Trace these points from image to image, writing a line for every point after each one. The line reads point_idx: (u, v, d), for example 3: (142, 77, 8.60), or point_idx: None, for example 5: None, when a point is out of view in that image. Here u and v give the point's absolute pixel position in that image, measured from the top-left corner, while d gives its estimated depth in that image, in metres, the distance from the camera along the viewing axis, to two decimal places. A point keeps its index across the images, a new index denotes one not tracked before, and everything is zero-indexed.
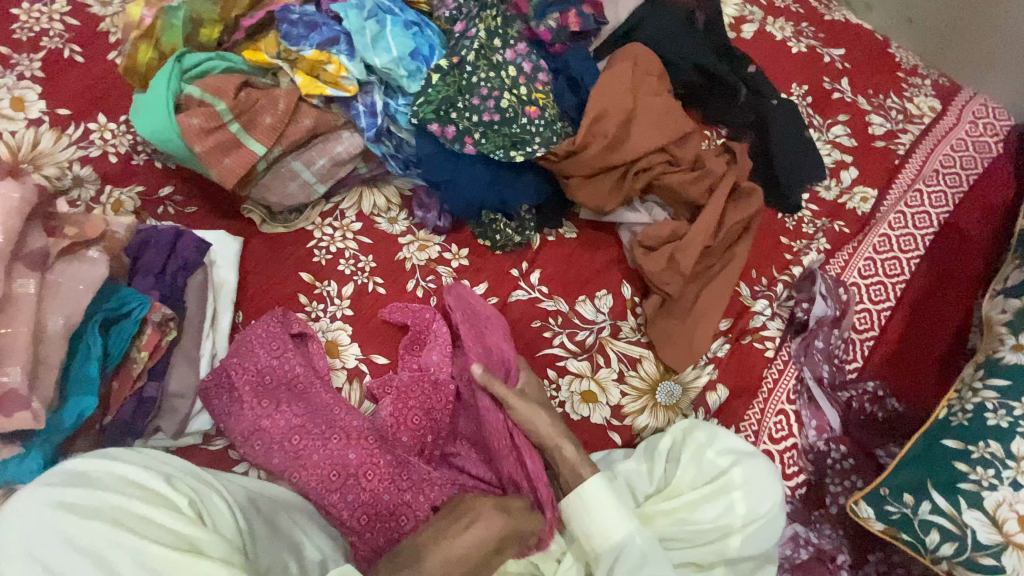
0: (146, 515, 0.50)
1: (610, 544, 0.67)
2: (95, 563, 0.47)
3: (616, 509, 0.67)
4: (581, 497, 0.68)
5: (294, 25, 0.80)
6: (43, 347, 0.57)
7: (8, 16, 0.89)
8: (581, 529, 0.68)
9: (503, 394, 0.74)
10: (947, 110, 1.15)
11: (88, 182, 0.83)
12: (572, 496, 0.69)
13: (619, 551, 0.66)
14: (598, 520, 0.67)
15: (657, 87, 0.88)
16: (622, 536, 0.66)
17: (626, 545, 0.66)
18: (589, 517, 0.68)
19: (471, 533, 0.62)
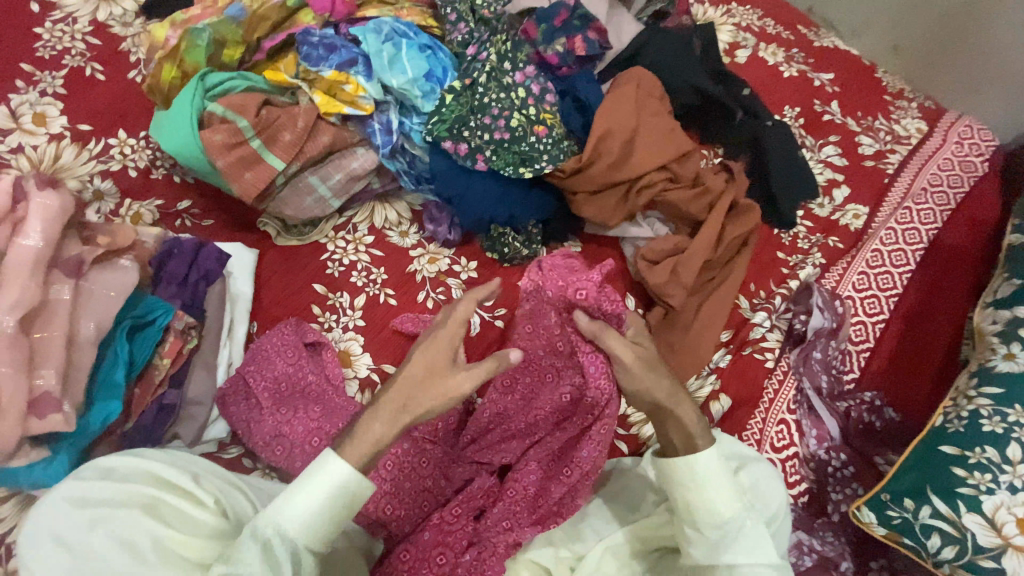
0: (177, 506, 0.56)
1: (716, 522, 0.57)
2: (123, 545, 0.51)
3: (727, 485, 0.58)
4: (692, 465, 0.58)
5: (314, 47, 0.84)
6: (77, 351, 0.61)
7: (31, 35, 0.92)
8: (684, 500, 0.59)
9: (615, 349, 0.64)
10: (933, 131, 1.21)
11: (107, 195, 0.85)
12: (685, 461, 0.58)
13: (729, 531, 0.57)
14: (711, 494, 0.57)
15: (658, 108, 0.92)
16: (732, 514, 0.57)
17: (734, 525, 0.57)
18: (695, 488, 0.58)
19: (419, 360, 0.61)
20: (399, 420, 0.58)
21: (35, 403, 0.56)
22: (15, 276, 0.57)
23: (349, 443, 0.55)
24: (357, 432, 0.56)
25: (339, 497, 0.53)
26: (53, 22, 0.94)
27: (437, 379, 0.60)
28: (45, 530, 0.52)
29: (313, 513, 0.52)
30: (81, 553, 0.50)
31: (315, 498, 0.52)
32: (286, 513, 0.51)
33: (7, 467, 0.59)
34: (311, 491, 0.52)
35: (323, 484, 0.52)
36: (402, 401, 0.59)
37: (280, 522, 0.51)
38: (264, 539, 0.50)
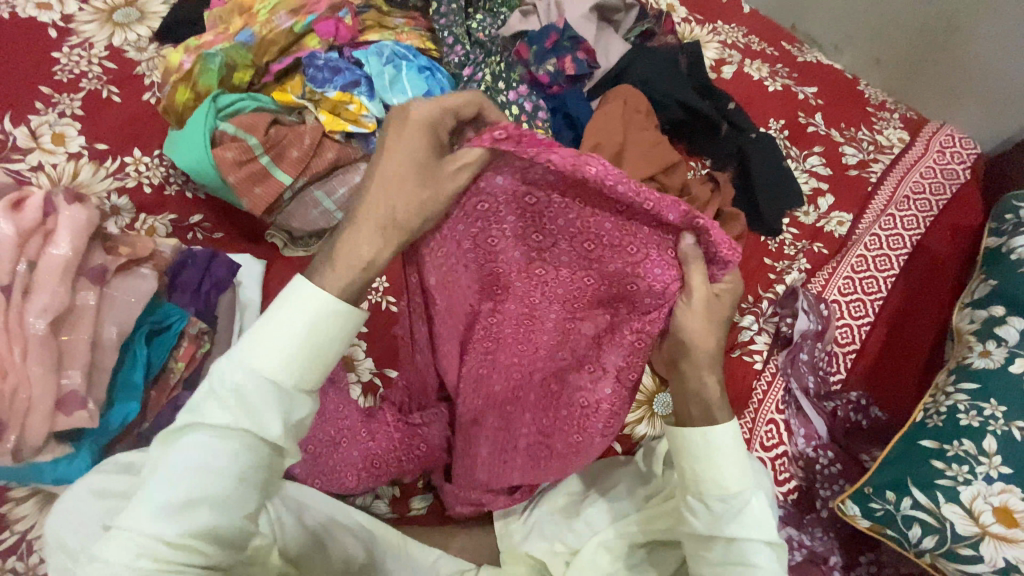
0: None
1: (722, 495, 0.56)
2: None
3: (739, 459, 0.56)
4: (708, 436, 0.56)
5: (319, 70, 0.89)
6: (99, 353, 0.65)
7: (51, 60, 0.98)
8: (691, 468, 0.57)
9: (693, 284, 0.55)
10: (915, 141, 1.25)
11: (124, 211, 0.90)
12: (702, 429, 0.57)
13: (734, 506, 0.55)
14: (721, 466, 0.56)
15: (645, 122, 0.97)
16: (740, 491, 0.56)
17: (741, 501, 0.55)
18: (709, 458, 0.56)
19: (396, 145, 0.51)
20: (388, 232, 0.52)
21: (62, 401, 0.61)
22: (47, 281, 0.62)
23: (328, 269, 0.50)
24: (338, 248, 0.51)
25: (317, 323, 0.48)
26: (71, 47, 1.00)
27: (422, 175, 0.52)
28: (66, 519, 0.55)
29: (291, 347, 0.47)
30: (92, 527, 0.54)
31: (293, 323, 0.47)
32: (257, 351, 0.47)
33: (34, 463, 0.63)
34: (284, 324, 0.47)
35: (295, 310, 0.47)
36: (382, 208, 0.51)
37: (251, 361, 0.46)
38: (233, 385, 0.46)
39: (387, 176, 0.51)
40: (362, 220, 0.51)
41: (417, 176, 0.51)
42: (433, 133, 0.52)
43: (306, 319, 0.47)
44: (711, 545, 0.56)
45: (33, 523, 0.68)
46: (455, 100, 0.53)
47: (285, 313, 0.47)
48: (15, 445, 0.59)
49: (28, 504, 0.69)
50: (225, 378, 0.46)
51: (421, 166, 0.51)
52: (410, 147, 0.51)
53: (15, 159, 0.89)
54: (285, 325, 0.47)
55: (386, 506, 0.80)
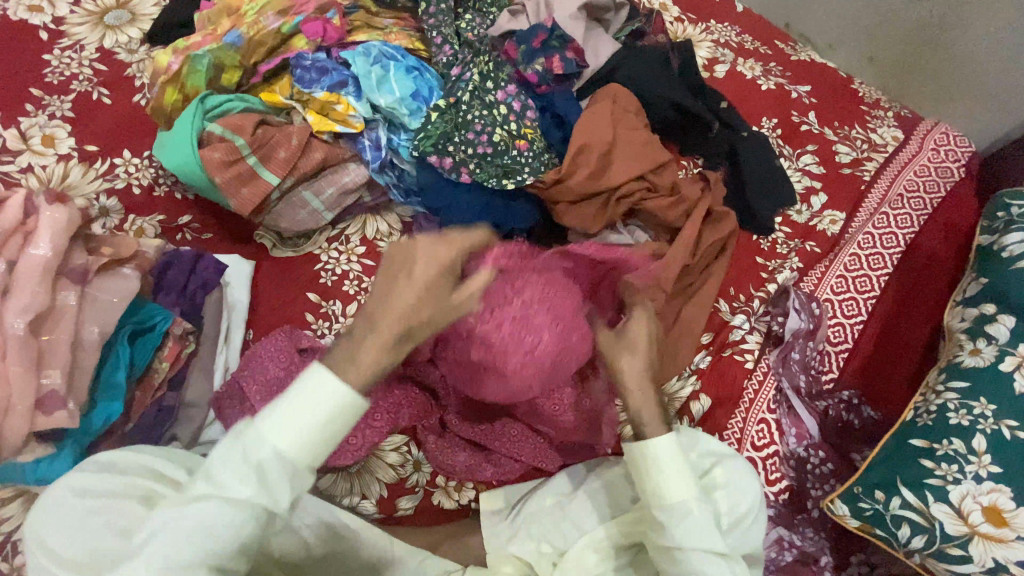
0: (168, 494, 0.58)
1: (665, 504, 0.62)
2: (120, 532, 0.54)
3: (680, 468, 0.63)
4: (651, 449, 0.63)
5: (307, 71, 0.89)
6: (81, 354, 0.65)
7: (41, 62, 0.98)
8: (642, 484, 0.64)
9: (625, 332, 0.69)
10: (909, 139, 1.25)
11: (113, 212, 0.90)
12: (639, 444, 0.63)
13: (676, 512, 0.62)
14: (661, 479, 0.62)
15: (635, 121, 0.97)
16: (681, 499, 0.62)
17: (683, 507, 0.62)
18: (652, 471, 0.63)
19: (413, 277, 0.56)
20: (401, 346, 0.54)
21: (41, 401, 0.61)
22: (26, 282, 0.62)
23: (353, 368, 0.52)
24: (360, 354, 0.53)
25: (339, 417, 0.50)
26: (62, 49, 1.00)
27: (436, 301, 0.57)
28: (49, 519, 0.55)
29: (313, 433, 0.49)
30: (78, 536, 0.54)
31: (318, 411, 0.49)
32: (280, 430, 0.49)
33: (15, 463, 0.63)
34: (310, 409, 0.49)
35: (320, 399, 0.49)
36: (403, 327, 0.54)
37: (275, 442, 0.49)
38: (257, 461, 0.48)
39: (407, 299, 0.55)
40: (380, 335, 0.54)
41: (433, 301, 0.56)
42: (452, 268, 0.58)
43: (330, 411, 0.50)
44: (666, 553, 0.63)
45: (18, 524, 0.68)
46: (466, 239, 0.61)
47: (309, 401, 0.49)
48: None
49: (13, 504, 0.69)
50: (248, 451, 0.48)
51: (440, 299, 0.57)
52: (431, 280, 0.56)
53: (5, 161, 0.90)
54: (310, 411, 0.49)
55: (371, 506, 0.80)
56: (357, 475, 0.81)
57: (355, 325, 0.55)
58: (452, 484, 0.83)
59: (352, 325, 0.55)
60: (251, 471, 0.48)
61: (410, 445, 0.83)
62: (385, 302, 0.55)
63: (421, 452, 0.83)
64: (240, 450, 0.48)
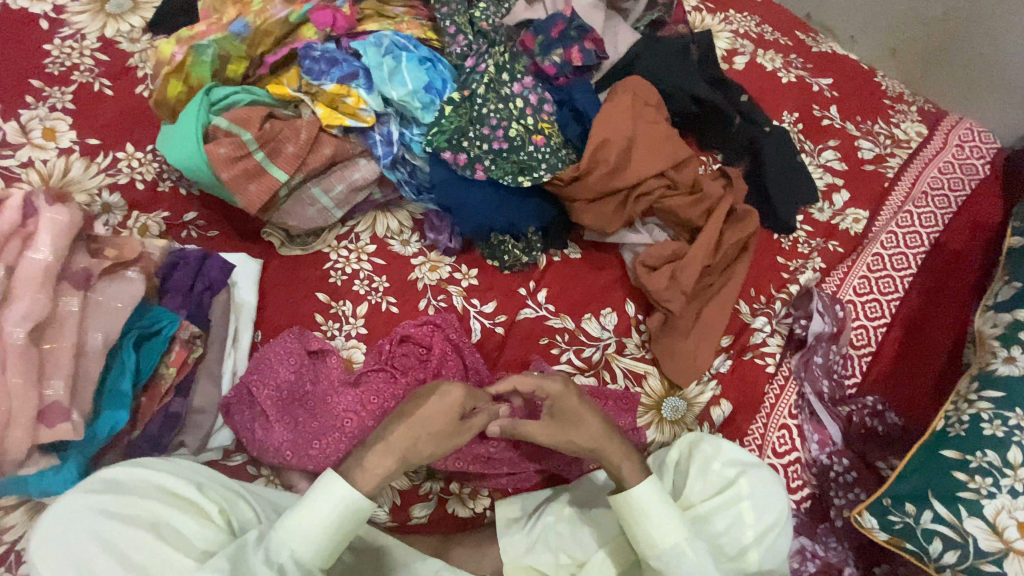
0: (181, 529, 0.58)
1: (659, 552, 0.66)
2: (123, 563, 0.53)
3: (669, 518, 0.66)
4: (628, 497, 0.67)
5: (316, 62, 0.85)
6: (85, 362, 0.63)
7: (41, 52, 0.95)
8: (635, 533, 0.67)
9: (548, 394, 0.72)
10: (933, 134, 1.21)
11: (116, 208, 0.87)
12: (622, 497, 0.67)
13: (670, 560, 0.65)
14: (650, 527, 0.66)
15: (655, 115, 0.93)
16: (675, 543, 0.65)
17: (680, 552, 0.65)
18: (640, 519, 0.67)
19: (431, 402, 0.67)
20: (404, 460, 0.65)
21: (43, 413, 0.59)
22: (26, 289, 0.60)
23: (359, 472, 0.62)
24: (366, 461, 0.63)
25: (347, 517, 0.60)
26: (62, 39, 0.97)
27: (449, 429, 0.67)
28: (59, 543, 0.54)
29: (322, 532, 0.59)
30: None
31: (326, 517, 0.59)
32: (297, 538, 0.58)
33: (18, 476, 0.62)
34: (320, 509, 0.59)
35: (330, 501, 0.59)
36: (409, 443, 0.65)
37: (293, 543, 0.58)
38: (278, 564, 0.57)
39: (415, 426, 0.66)
40: (387, 444, 0.65)
41: (439, 429, 0.67)
42: (463, 405, 0.68)
43: (342, 506, 0.59)
44: None
45: (23, 533, 0.67)
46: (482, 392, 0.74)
47: (320, 503, 0.59)
48: None
49: (15, 513, 0.68)
50: (271, 554, 0.57)
51: (447, 425, 0.67)
52: (440, 413, 0.67)
53: (5, 156, 0.87)
54: (324, 513, 0.59)
55: (385, 514, 0.78)
56: None
57: (368, 439, 0.67)
58: (466, 491, 0.80)
59: (365, 442, 0.66)
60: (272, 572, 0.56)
61: None
62: (403, 423, 0.67)
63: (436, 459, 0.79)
64: (263, 552, 0.57)
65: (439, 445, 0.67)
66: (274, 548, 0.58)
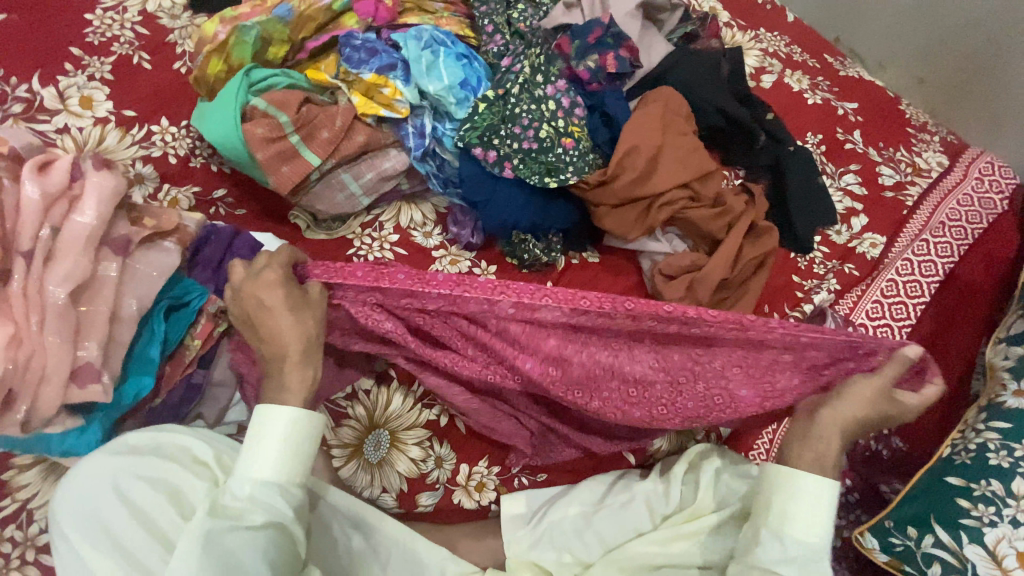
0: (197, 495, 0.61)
1: (801, 540, 0.61)
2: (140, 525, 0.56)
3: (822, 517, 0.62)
4: (816, 484, 0.62)
5: (356, 50, 0.87)
6: (118, 326, 0.64)
7: (82, 20, 0.96)
8: (779, 506, 0.63)
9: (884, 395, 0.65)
10: (954, 166, 1.21)
11: (148, 179, 0.88)
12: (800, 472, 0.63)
13: (804, 551, 0.61)
14: (805, 508, 0.62)
15: (684, 127, 0.94)
16: (816, 543, 0.61)
17: (813, 553, 0.61)
18: (794, 494, 0.62)
19: (275, 314, 0.61)
20: (310, 354, 0.62)
21: (77, 372, 0.60)
22: (69, 249, 0.61)
23: (286, 391, 0.60)
24: (284, 380, 0.60)
25: (298, 435, 0.58)
26: (104, 10, 0.98)
27: (301, 311, 0.62)
28: (75, 501, 0.57)
29: (282, 456, 0.58)
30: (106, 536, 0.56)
31: (277, 440, 0.58)
32: (258, 466, 0.57)
33: (42, 434, 0.63)
34: (267, 440, 0.58)
35: (273, 430, 0.58)
36: (299, 343, 0.61)
37: (255, 476, 0.57)
38: (247, 496, 0.56)
39: (286, 328, 0.61)
40: (290, 356, 0.61)
41: (300, 313, 0.62)
42: (285, 284, 0.62)
43: (287, 429, 0.58)
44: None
45: (37, 492, 0.69)
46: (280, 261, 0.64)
47: (266, 433, 0.58)
48: (26, 416, 0.59)
49: (31, 472, 0.70)
50: (236, 491, 0.57)
51: (300, 310, 0.62)
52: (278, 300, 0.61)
53: (41, 120, 0.88)
54: (270, 444, 0.58)
55: (392, 500, 0.79)
56: (378, 467, 0.79)
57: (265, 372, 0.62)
58: (472, 483, 0.80)
59: (266, 370, 0.62)
60: (246, 505, 0.56)
61: (431, 440, 0.80)
62: (270, 339, 0.61)
63: (444, 449, 0.80)
64: (230, 493, 0.57)
65: (315, 317, 0.63)
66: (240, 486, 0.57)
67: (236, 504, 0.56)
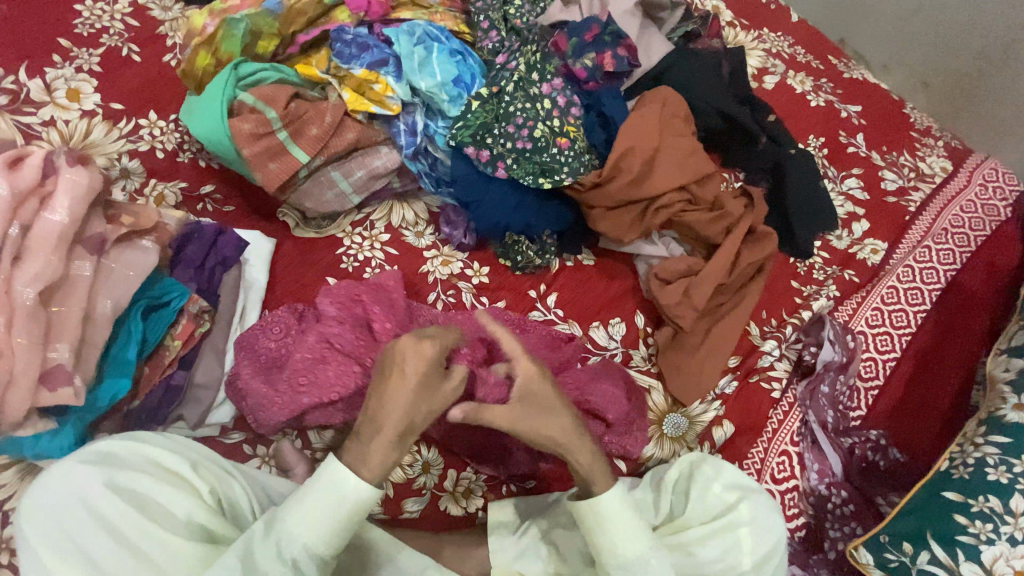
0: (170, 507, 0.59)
1: (621, 562, 0.67)
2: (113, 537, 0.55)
3: (631, 523, 0.68)
4: (597, 507, 0.68)
5: (347, 45, 0.85)
6: (92, 327, 0.63)
7: (71, 11, 0.94)
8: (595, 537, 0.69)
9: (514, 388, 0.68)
10: (957, 171, 1.19)
11: (134, 174, 0.87)
12: (587, 503, 0.69)
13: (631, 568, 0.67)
14: (613, 531, 0.68)
15: (683, 129, 0.92)
16: (638, 554, 0.67)
17: (638, 563, 0.67)
18: (602, 526, 0.68)
19: (405, 384, 0.62)
20: (404, 439, 0.62)
21: (46, 375, 0.59)
22: (41, 248, 0.60)
23: (363, 465, 0.59)
24: (368, 454, 0.60)
25: (358, 507, 0.59)
26: None
27: (428, 394, 0.63)
28: (49, 510, 0.56)
29: (335, 526, 0.58)
30: (79, 552, 0.54)
31: (338, 508, 0.58)
32: (309, 530, 0.57)
33: (13, 437, 0.62)
34: (331, 506, 0.58)
35: (341, 495, 0.58)
36: (404, 425, 0.61)
37: (305, 541, 0.57)
38: (290, 560, 0.57)
39: (408, 403, 0.61)
40: (386, 432, 0.60)
41: (428, 396, 0.63)
42: (435, 365, 0.63)
43: (350, 500, 0.58)
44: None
45: (12, 494, 0.68)
46: (445, 338, 0.66)
47: (329, 497, 0.58)
48: None
49: (8, 473, 0.68)
50: (282, 552, 0.57)
51: (428, 393, 0.63)
52: (421, 376, 0.62)
53: (27, 113, 0.86)
54: (321, 509, 0.58)
55: (378, 506, 0.77)
56: None
57: (357, 428, 0.62)
58: (460, 489, 0.79)
59: (359, 430, 0.62)
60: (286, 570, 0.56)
61: (418, 444, 0.79)
62: (384, 406, 0.61)
63: (432, 453, 0.79)
64: (272, 552, 0.57)
65: (435, 404, 0.63)
66: (288, 546, 0.57)
67: (276, 567, 0.57)
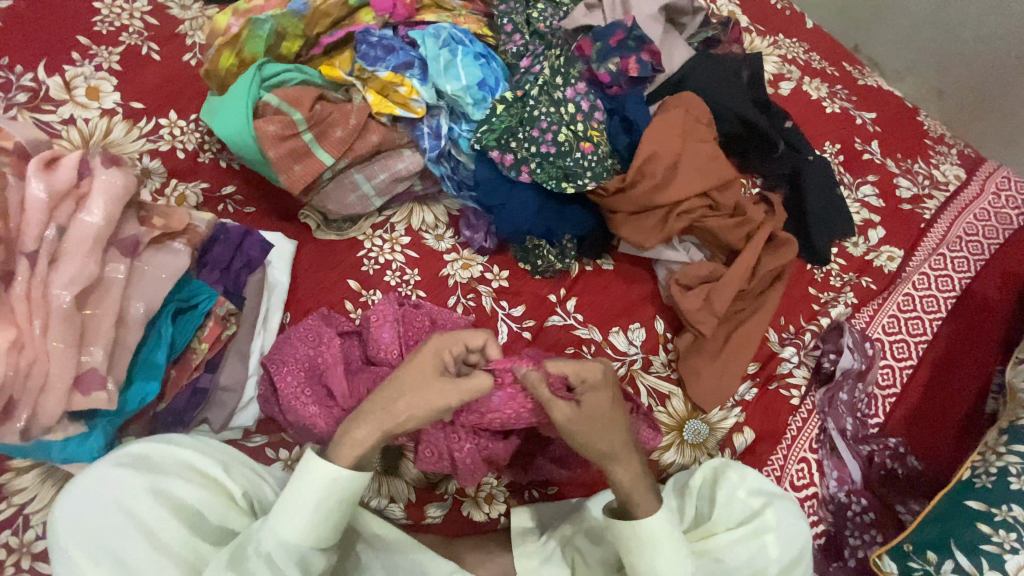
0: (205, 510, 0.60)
1: None
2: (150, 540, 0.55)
3: (675, 545, 0.67)
4: (637, 531, 0.67)
5: (373, 47, 0.84)
6: (124, 330, 0.63)
7: (90, 8, 0.93)
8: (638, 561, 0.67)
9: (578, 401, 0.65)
10: (971, 179, 1.19)
11: (155, 174, 0.86)
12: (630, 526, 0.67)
13: None
14: (657, 558, 0.66)
15: (705, 134, 0.91)
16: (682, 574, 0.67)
17: None
18: (644, 550, 0.67)
19: (407, 370, 0.62)
20: (387, 432, 0.61)
21: (81, 379, 0.59)
22: (75, 251, 0.60)
23: (338, 451, 0.61)
24: (344, 441, 0.61)
25: (331, 494, 0.59)
26: None
27: (425, 391, 0.61)
28: (82, 514, 0.55)
29: (310, 515, 0.59)
30: (113, 559, 0.53)
31: (311, 495, 0.59)
32: (286, 519, 0.58)
33: (43, 440, 0.62)
34: (302, 495, 0.59)
35: (314, 482, 0.59)
36: (390, 416, 0.61)
37: (279, 532, 0.58)
38: (266, 553, 0.58)
39: (404, 393, 0.61)
40: (369, 419, 0.61)
41: (426, 392, 0.61)
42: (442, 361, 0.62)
43: (325, 487, 0.59)
44: None
45: (34, 497, 0.67)
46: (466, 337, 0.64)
47: (303, 485, 0.59)
48: (27, 423, 0.58)
49: (30, 475, 0.68)
50: (260, 544, 0.58)
51: (424, 390, 0.61)
52: (427, 369, 0.62)
53: (47, 111, 0.86)
54: (298, 499, 0.59)
55: (400, 510, 0.77)
56: (386, 476, 0.78)
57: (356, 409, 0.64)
58: (482, 494, 0.80)
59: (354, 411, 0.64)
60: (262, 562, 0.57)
61: None
62: (385, 391, 0.62)
63: None
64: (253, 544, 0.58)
65: (430, 407, 0.61)
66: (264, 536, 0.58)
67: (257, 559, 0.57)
